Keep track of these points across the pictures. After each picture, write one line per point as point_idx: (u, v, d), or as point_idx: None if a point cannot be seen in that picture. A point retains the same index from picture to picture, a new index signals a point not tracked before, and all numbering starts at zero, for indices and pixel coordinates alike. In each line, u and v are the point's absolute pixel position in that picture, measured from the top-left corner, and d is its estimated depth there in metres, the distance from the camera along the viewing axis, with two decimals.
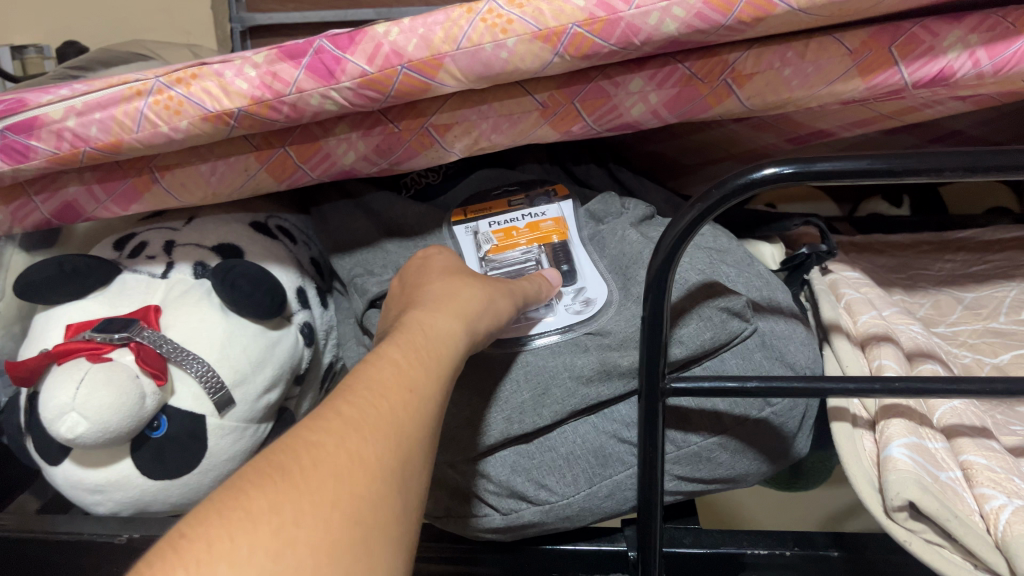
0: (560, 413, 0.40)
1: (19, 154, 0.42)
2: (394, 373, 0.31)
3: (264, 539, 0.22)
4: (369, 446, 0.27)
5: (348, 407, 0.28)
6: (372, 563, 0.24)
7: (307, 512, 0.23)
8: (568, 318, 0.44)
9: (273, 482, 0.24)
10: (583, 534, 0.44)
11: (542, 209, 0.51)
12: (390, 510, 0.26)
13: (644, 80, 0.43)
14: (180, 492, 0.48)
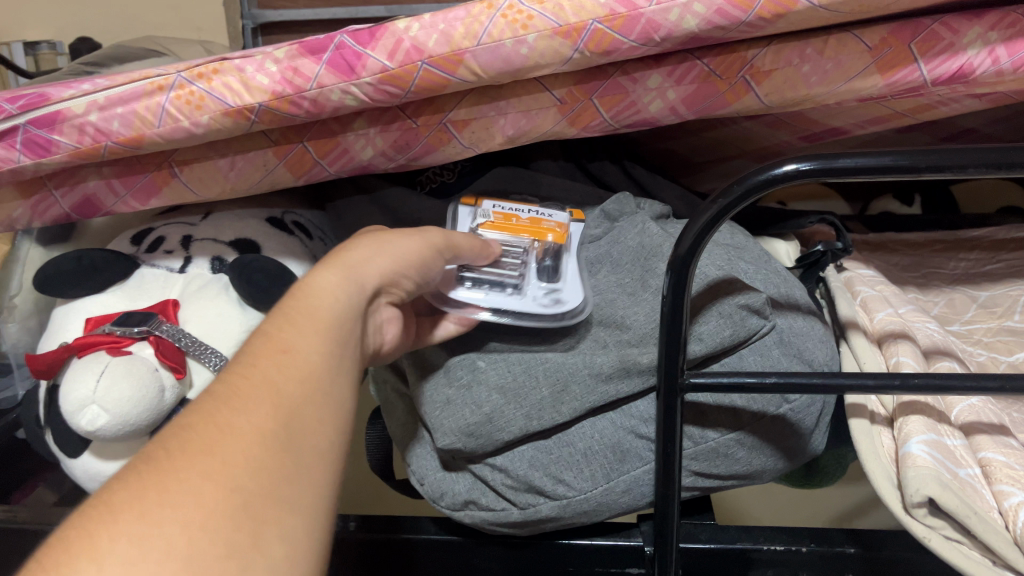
0: (579, 409, 0.40)
1: (41, 148, 0.42)
2: (274, 339, 0.30)
3: (129, 531, 0.22)
4: (248, 420, 0.26)
5: (225, 386, 0.28)
6: (260, 535, 0.24)
7: (175, 500, 0.23)
8: (531, 307, 0.43)
9: (137, 480, 0.24)
10: (599, 530, 0.44)
11: (551, 212, 0.48)
12: (279, 478, 0.25)
13: (662, 76, 0.44)
14: None
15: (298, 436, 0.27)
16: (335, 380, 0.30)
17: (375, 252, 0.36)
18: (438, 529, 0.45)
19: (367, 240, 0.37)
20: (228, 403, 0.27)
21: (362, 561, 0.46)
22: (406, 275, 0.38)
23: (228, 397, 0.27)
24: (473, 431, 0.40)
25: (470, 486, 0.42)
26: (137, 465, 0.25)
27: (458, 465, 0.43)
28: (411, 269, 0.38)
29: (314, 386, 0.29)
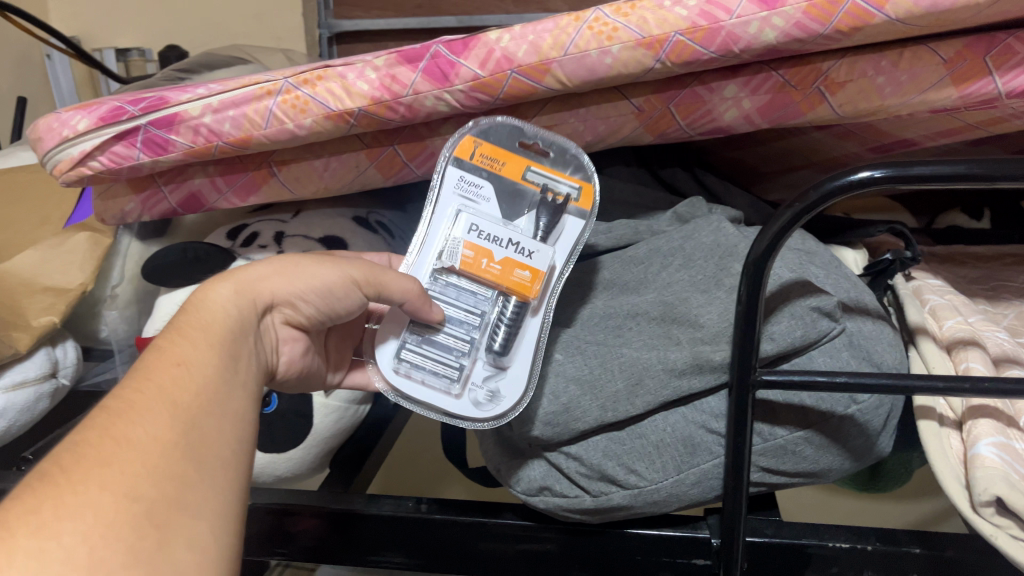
0: (652, 402, 0.41)
1: (159, 147, 0.46)
2: (167, 355, 0.34)
3: (29, 542, 0.25)
4: (143, 435, 0.30)
5: (120, 400, 0.32)
6: (162, 539, 0.28)
7: (76, 510, 0.27)
8: (463, 407, 0.43)
9: (33, 495, 0.27)
10: (668, 521, 0.46)
11: (532, 249, 0.43)
12: (178, 486, 0.29)
13: (738, 86, 0.45)
14: (283, 465, 0.52)
15: (190, 446, 0.31)
16: (225, 393, 0.34)
17: (274, 274, 0.40)
18: (511, 515, 0.47)
19: (269, 261, 0.41)
20: (120, 420, 0.30)
21: (437, 542, 0.48)
22: (303, 300, 0.41)
23: (121, 414, 0.31)
24: (550, 420, 0.42)
25: (545, 473, 0.44)
26: (32, 483, 0.28)
27: (534, 452, 0.45)
28: (311, 292, 0.41)
29: (205, 400, 0.33)
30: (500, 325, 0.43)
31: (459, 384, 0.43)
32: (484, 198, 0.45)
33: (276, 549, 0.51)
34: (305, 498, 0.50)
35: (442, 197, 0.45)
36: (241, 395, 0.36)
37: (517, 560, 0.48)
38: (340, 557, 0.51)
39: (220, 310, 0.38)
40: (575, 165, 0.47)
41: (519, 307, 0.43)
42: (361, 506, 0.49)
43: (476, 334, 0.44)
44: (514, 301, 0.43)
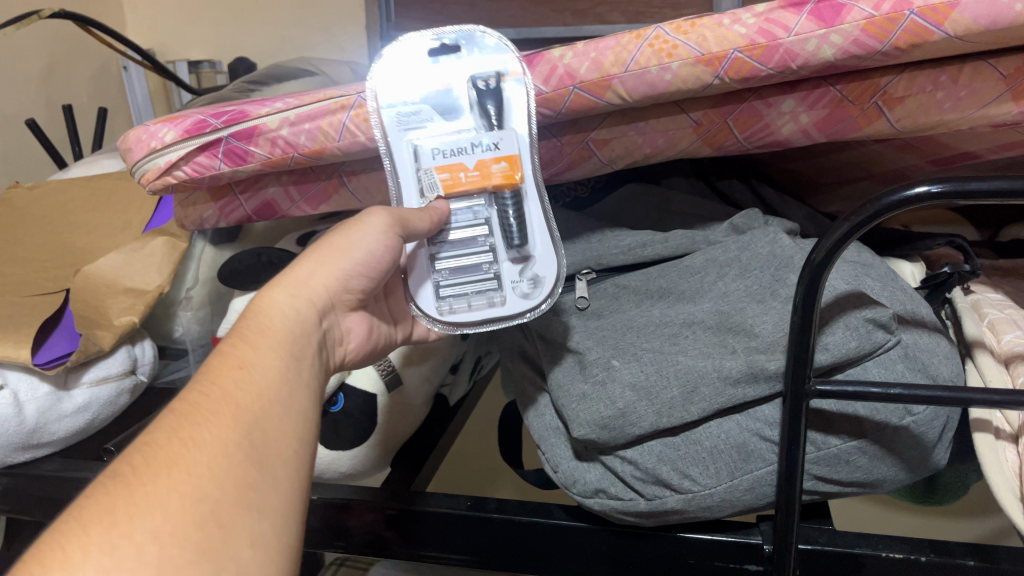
0: (708, 409, 0.42)
1: (239, 158, 0.48)
2: (229, 361, 0.34)
3: (101, 541, 0.26)
4: (208, 438, 0.31)
5: (187, 402, 0.32)
6: (227, 540, 0.28)
7: (146, 509, 0.27)
8: (516, 304, 0.45)
9: (106, 493, 0.28)
10: (721, 526, 0.47)
11: (497, 140, 0.43)
12: (241, 487, 0.30)
13: (796, 101, 0.46)
14: (347, 463, 0.54)
15: (254, 447, 0.31)
16: (287, 395, 0.35)
17: (315, 269, 0.41)
18: (566, 516, 0.49)
19: (309, 257, 0.41)
20: (187, 422, 0.31)
21: (492, 540, 0.50)
22: (350, 275, 0.42)
23: (187, 414, 0.32)
24: (607, 424, 0.43)
25: (600, 476, 0.46)
26: (105, 481, 0.29)
27: (590, 455, 0.46)
28: (358, 262, 0.42)
29: (267, 403, 0.33)
30: (504, 221, 0.44)
31: (498, 290, 0.45)
32: (428, 118, 0.44)
33: (337, 542, 0.53)
34: (364, 493, 0.52)
35: (391, 142, 0.44)
36: (305, 394, 0.36)
37: (569, 559, 0.49)
38: (398, 552, 0.53)
39: (275, 312, 0.38)
40: (493, 42, 0.45)
41: (516, 197, 0.43)
42: (420, 502, 0.51)
43: (485, 244, 0.45)
44: (508, 194, 0.43)
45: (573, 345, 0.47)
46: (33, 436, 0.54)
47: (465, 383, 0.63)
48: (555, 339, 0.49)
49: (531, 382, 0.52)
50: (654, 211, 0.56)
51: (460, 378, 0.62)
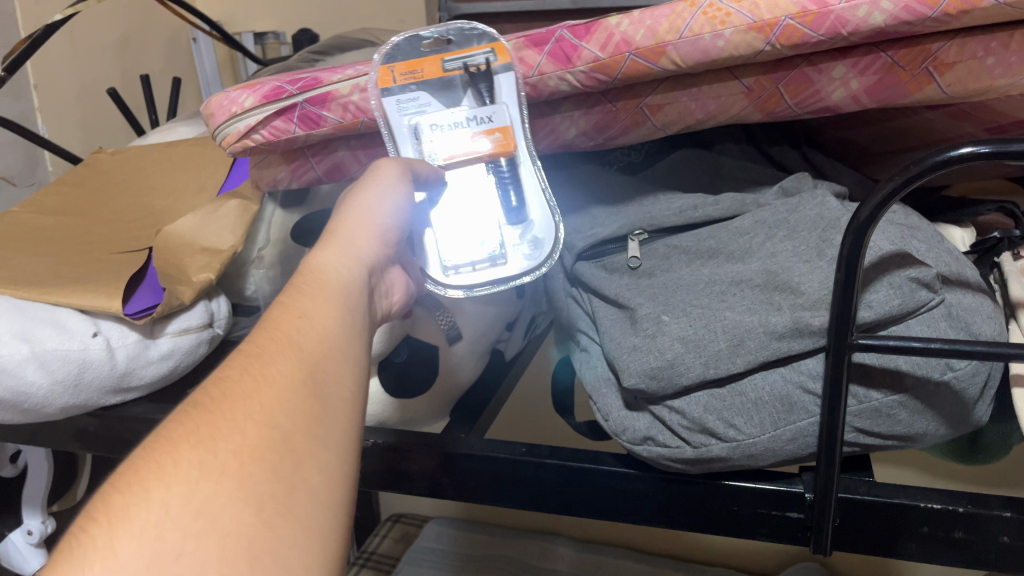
0: (753, 362, 0.44)
1: (312, 122, 0.52)
2: (291, 310, 0.38)
3: (184, 461, 0.30)
4: (275, 374, 0.34)
5: (257, 345, 0.36)
6: (297, 464, 0.31)
7: (225, 434, 0.31)
8: (519, 264, 0.50)
9: (191, 420, 0.32)
10: (764, 475, 0.49)
11: (489, 114, 0.49)
12: (307, 417, 0.33)
13: (847, 67, 0.47)
14: (412, 411, 0.58)
15: (317, 385, 0.35)
16: (345, 341, 0.38)
17: (355, 232, 0.43)
18: (616, 462, 0.51)
19: (344, 218, 0.44)
20: (257, 360, 0.35)
21: (545, 485, 0.53)
22: (384, 234, 0.45)
23: (257, 356, 0.35)
24: (656, 374, 0.46)
25: (649, 425, 0.48)
26: (191, 410, 0.32)
27: (639, 405, 0.49)
28: (384, 220, 0.45)
29: (327, 346, 0.37)
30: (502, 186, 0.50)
31: (503, 252, 0.50)
32: (427, 105, 0.50)
33: (399, 484, 0.57)
34: (426, 438, 0.56)
35: (394, 126, 0.50)
36: (359, 343, 0.39)
37: (617, 503, 0.52)
38: (456, 494, 0.56)
39: (327, 269, 0.41)
40: (479, 35, 0.51)
41: (511, 162, 0.50)
42: (479, 447, 0.54)
43: (487, 209, 0.50)
44: (503, 161, 0.50)
45: (624, 301, 0.50)
46: (123, 380, 0.59)
47: (520, 340, 0.66)
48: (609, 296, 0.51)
49: (584, 337, 0.55)
50: (706, 177, 0.58)
51: (515, 335, 0.65)
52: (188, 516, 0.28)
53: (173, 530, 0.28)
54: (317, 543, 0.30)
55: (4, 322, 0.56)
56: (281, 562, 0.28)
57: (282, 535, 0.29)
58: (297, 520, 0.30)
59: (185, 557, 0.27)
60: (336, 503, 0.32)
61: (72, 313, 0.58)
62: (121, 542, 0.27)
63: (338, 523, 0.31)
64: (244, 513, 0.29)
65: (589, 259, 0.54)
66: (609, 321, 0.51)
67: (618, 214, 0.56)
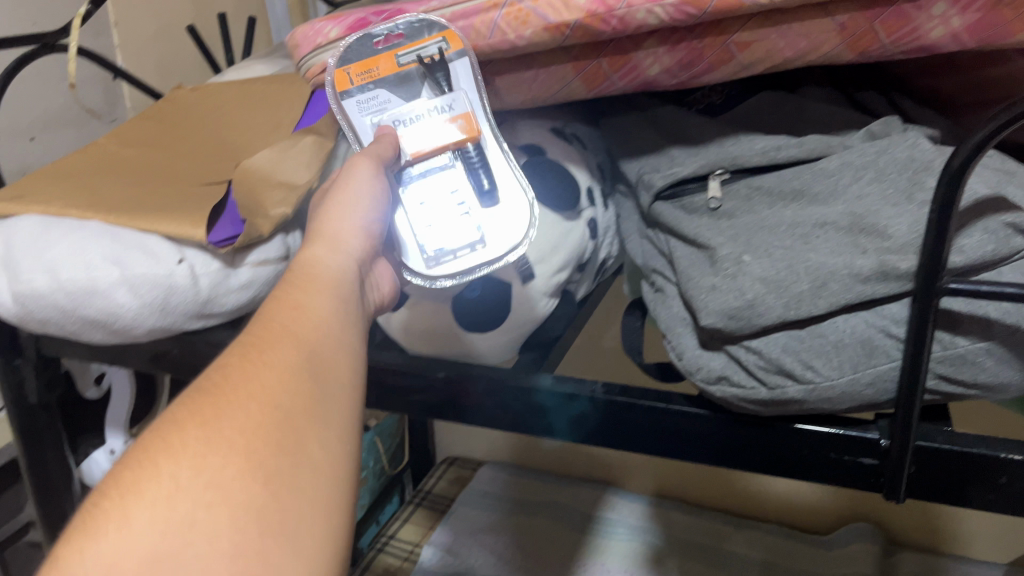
0: (835, 303, 0.44)
1: (395, 54, 0.54)
2: (285, 302, 0.39)
3: (188, 443, 0.31)
4: (275, 357, 0.35)
5: (255, 330, 0.37)
6: (299, 442, 0.33)
7: (229, 413, 0.33)
8: (498, 246, 0.53)
9: (193, 401, 0.33)
10: (839, 421, 0.49)
11: (450, 102, 0.52)
12: (309, 397, 0.35)
13: (948, 5, 0.46)
14: (483, 346, 0.59)
15: (315, 369, 0.36)
16: (342, 326, 0.40)
17: (343, 226, 0.46)
18: (686, 402, 0.52)
19: (332, 210, 0.46)
20: (257, 348, 0.36)
21: (612, 420, 0.54)
22: (366, 223, 0.47)
23: (254, 343, 0.36)
24: (735, 313, 0.46)
25: (724, 364, 0.48)
26: (195, 391, 0.34)
27: (715, 345, 0.49)
28: (365, 209, 0.47)
29: (325, 328, 0.38)
30: (472, 171, 0.53)
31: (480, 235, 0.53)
32: (387, 102, 0.54)
33: (471, 416, 0.58)
34: (500, 372, 0.57)
35: (359, 126, 0.54)
36: (356, 329, 0.41)
37: (684, 442, 0.53)
38: (525, 427, 0.57)
39: (321, 262, 0.43)
40: (429, 24, 0.53)
41: (477, 147, 0.53)
42: (551, 382, 0.55)
43: (457, 194, 0.53)
44: (470, 147, 0.53)
45: (704, 241, 0.50)
46: (206, 306, 0.61)
47: (590, 282, 0.66)
48: (690, 237, 0.51)
49: (659, 277, 0.55)
50: (789, 120, 0.57)
51: (586, 276, 0.65)
52: (199, 488, 0.30)
53: (183, 502, 0.30)
54: (321, 513, 0.32)
55: (95, 245, 0.58)
56: (290, 528, 0.31)
57: (288, 508, 0.31)
58: (303, 491, 0.32)
59: (196, 526, 0.29)
60: (340, 476, 0.34)
61: (159, 239, 0.60)
62: (135, 511, 0.29)
63: (342, 496, 0.33)
64: (251, 486, 0.31)
65: (668, 200, 0.54)
66: (687, 262, 0.51)
67: (699, 153, 0.56)
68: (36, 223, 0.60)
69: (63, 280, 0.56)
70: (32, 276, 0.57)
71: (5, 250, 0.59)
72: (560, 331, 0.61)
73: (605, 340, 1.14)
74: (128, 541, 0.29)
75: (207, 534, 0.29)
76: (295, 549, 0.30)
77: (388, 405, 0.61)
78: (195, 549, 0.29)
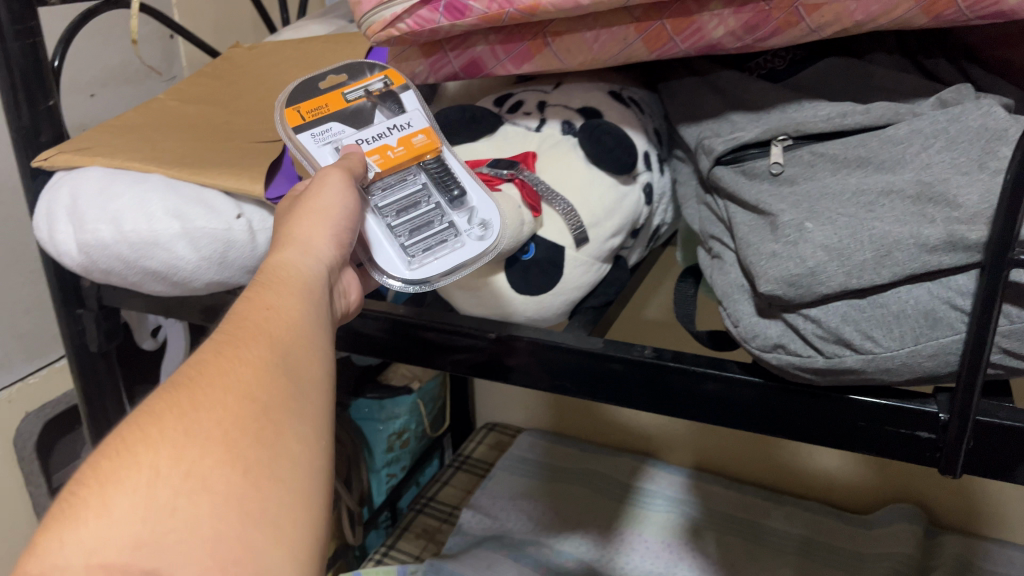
0: (899, 274, 0.43)
1: (458, 12, 0.52)
2: (257, 303, 0.40)
3: (167, 431, 0.32)
4: (249, 354, 0.36)
5: (229, 329, 0.38)
6: (276, 433, 0.34)
7: (207, 405, 0.33)
8: (474, 245, 0.52)
9: (169, 394, 0.34)
10: (897, 393, 0.48)
11: (407, 121, 0.55)
12: (286, 391, 0.36)
13: None
14: (535, 310, 0.59)
15: (288, 366, 0.37)
16: (315, 324, 0.41)
17: (316, 230, 0.46)
18: (739, 370, 0.51)
19: (305, 214, 0.47)
20: (230, 345, 0.37)
21: (663, 386, 0.54)
22: (337, 233, 0.47)
23: (227, 342, 0.37)
24: (795, 281, 0.45)
25: (781, 332, 0.48)
26: (170, 385, 0.35)
27: (772, 313, 0.49)
28: (339, 220, 0.47)
29: (300, 326, 0.40)
30: (441, 179, 0.54)
31: (457, 237, 0.53)
32: (341, 133, 0.55)
33: (522, 376, 0.59)
34: (552, 335, 0.57)
35: (319, 156, 0.54)
36: (326, 331, 0.42)
37: (735, 410, 0.52)
38: (575, 390, 0.58)
39: (293, 265, 0.43)
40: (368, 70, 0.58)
41: (439, 157, 0.55)
42: (603, 347, 0.55)
43: (429, 203, 0.54)
44: (432, 159, 0.55)
45: (766, 207, 0.49)
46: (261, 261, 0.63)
47: (643, 248, 0.66)
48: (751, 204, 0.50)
49: (718, 244, 0.55)
50: (854, 87, 0.56)
51: (639, 242, 0.65)
52: (178, 477, 0.31)
53: (164, 490, 0.30)
54: (302, 500, 0.33)
55: (156, 197, 0.59)
56: (271, 515, 0.32)
57: (268, 495, 0.32)
58: (282, 480, 0.33)
59: (178, 513, 0.30)
60: (317, 466, 0.35)
61: (217, 194, 0.61)
62: (116, 498, 0.30)
63: (319, 485, 0.34)
64: (231, 475, 0.31)
65: (729, 165, 0.54)
66: (747, 228, 0.50)
67: (762, 119, 0.55)
68: (101, 175, 0.62)
69: (127, 232, 0.57)
70: (97, 226, 0.58)
71: (71, 201, 0.60)
72: (612, 296, 0.61)
73: (650, 310, 1.13)
74: (109, 526, 0.29)
75: (190, 519, 0.30)
76: (277, 534, 0.31)
77: (438, 364, 0.62)
78: (178, 538, 0.29)
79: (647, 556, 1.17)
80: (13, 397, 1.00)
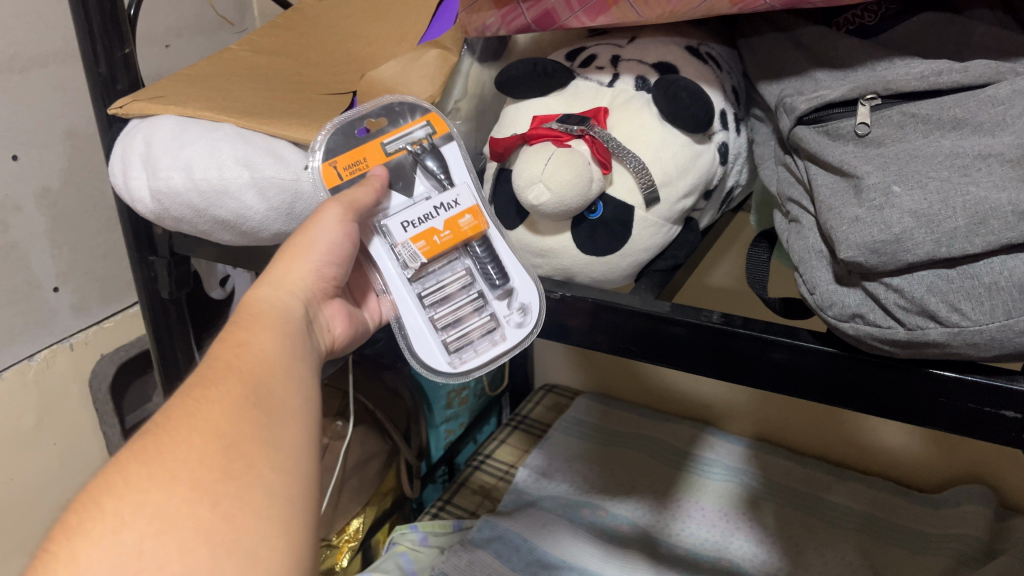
0: (994, 244, 0.40)
1: None
2: (232, 342, 0.44)
3: (133, 477, 0.35)
4: (218, 394, 0.40)
5: (204, 375, 0.41)
6: (246, 466, 0.37)
7: (173, 449, 0.36)
8: (514, 333, 0.56)
9: (141, 440, 0.37)
10: (982, 369, 0.45)
11: (455, 198, 0.54)
12: (257, 426, 0.39)
13: None
14: (601, 270, 0.58)
15: (260, 401, 0.40)
16: (286, 365, 0.44)
17: (291, 262, 0.51)
18: (813, 339, 0.49)
19: (289, 255, 0.51)
20: (202, 389, 0.40)
21: (728, 353, 0.52)
22: (320, 265, 0.52)
23: (199, 387, 0.40)
24: (878, 248, 0.43)
25: (860, 302, 0.46)
26: (139, 437, 0.38)
27: (852, 281, 0.47)
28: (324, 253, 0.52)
29: (264, 369, 0.42)
30: (482, 264, 0.55)
31: (498, 328, 0.56)
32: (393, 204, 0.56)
33: (584, 337, 0.58)
34: (616, 296, 0.55)
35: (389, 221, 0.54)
36: (303, 367, 0.45)
37: (799, 379, 0.51)
38: (639, 353, 0.56)
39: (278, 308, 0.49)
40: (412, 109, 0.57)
41: (483, 242, 0.55)
42: (670, 310, 0.53)
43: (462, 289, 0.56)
44: (477, 242, 0.55)
45: (850, 169, 0.47)
46: None
47: (714, 211, 0.64)
48: (838, 170, 0.48)
49: (796, 208, 0.53)
50: (950, 46, 0.52)
51: (711, 205, 0.63)
52: (143, 521, 0.33)
53: (129, 535, 0.33)
54: (276, 529, 0.35)
55: (226, 145, 0.59)
56: (245, 547, 0.34)
57: (240, 526, 0.34)
58: (256, 509, 0.35)
59: (144, 554, 0.32)
60: (295, 490, 0.37)
61: (287, 145, 0.61)
62: (84, 549, 0.32)
63: (294, 513, 0.37)
64: (198, 511, 0.34)
65: (812, 124, 0.52)
66: (830, 190, 0.48)
67: (847, 79, 0.53)
68: (174, 123, 0.62)
69: (198, 179, 0.58)
70: (169, 173, 0.58)
71: (144, 148, 0.61)
72: (681, 260, 0.60)
73: (716, 277, 1.11)
74: None
75: (158, 559, 0.32)
76: (251, 563, 0.33)
77: None
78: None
79: (703, 524, 1.16)
80: (89, 340, 1.04)
